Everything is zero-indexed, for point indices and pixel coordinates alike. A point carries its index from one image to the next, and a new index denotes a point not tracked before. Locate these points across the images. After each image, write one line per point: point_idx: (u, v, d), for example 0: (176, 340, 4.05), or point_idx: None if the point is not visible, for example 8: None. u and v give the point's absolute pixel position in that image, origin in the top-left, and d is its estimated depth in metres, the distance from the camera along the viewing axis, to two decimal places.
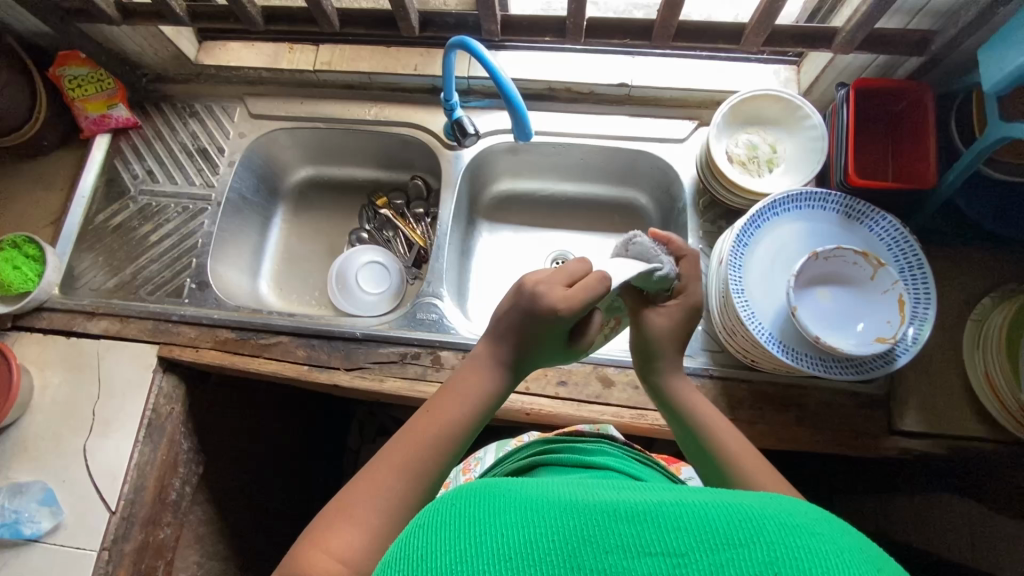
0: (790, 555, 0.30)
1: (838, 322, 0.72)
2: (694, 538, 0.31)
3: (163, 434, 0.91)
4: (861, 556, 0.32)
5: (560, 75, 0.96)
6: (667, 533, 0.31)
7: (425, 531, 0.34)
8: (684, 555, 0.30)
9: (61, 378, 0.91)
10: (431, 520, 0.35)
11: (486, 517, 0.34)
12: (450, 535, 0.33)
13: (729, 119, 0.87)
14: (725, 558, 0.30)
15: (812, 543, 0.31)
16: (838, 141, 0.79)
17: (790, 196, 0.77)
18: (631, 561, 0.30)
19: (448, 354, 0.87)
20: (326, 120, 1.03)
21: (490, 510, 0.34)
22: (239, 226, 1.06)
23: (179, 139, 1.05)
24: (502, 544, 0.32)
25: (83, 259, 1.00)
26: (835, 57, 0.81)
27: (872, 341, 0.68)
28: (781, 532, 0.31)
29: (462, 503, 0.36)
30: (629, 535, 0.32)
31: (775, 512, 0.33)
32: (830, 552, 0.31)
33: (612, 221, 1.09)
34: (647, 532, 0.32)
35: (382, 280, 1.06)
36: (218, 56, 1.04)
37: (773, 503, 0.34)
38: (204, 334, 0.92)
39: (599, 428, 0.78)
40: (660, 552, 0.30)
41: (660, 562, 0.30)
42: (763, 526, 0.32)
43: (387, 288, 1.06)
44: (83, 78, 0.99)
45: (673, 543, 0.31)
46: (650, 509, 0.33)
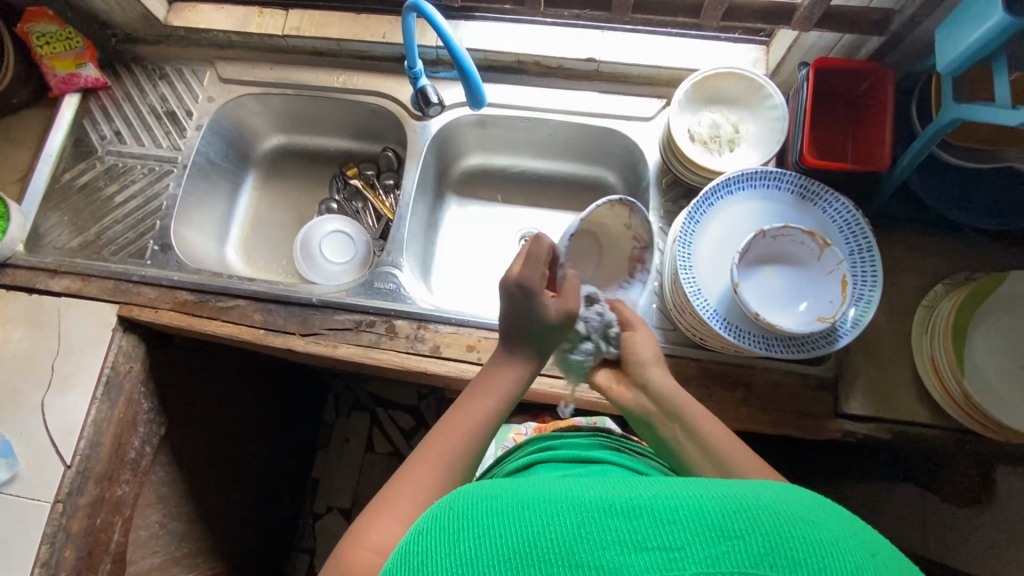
0: (782, 547, 0.33)
1: (780, 302, 0.72)
2: (688, 532, 0.34)
3: (121, 392, 0.92)
4: (853, 540, 0.34)
5: (529, 48, 0.94)
6: (664, 528, 0.34)
7: (426, 537, 0.37)
8: (680, 550, 0.33)
9: (22, 333, 0.92)
10: (438, 526, 0.38)
11: (484, 520, 0.37)
12: (459, 537, 0.36)
13: (693, 97, 0.86)
14: (718, 551, 0.33)
15: (802, 531, 0.34)
16: (796, 122, 0.78)
17: (745, 174, 0.76)
18: (628, 554, 0.34)
19: (402, 323, 0.87)
20: (296, 87, 1.03)
21: (491, 513, 0.37)
22: (206, 191, 1.06)
23: (147, 101, 1.05)
24: (507, 543, 0.35)
25: (49, 218, 1.00)
26: (800, 35, 0.80)
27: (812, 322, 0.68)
28: (773, 523, 0.34)
29: (462, 508, 0.39)
30: (625, 531, 0.35)
31: (768, 502, 0.36)
32: (817, 538, 0.34)
33: (581, 200, 1.09)
34: (644, 527, 0.35)
35: (347, 248, 1.06)
36: (187, 18, 1.02)
37: (766, 492, 0.37)
38: (164, 295, 0.92)
39: (596, 421, 0.85)
40: (656, 547, 0.34)
41: (658, 555, 0.33)
42: (757, 515, 0.35)
43: (351, 256, 1.05)
44: (51, 36, 1.00)
45: (670, 539, 0.34)
46: (645, 504, 0.36)
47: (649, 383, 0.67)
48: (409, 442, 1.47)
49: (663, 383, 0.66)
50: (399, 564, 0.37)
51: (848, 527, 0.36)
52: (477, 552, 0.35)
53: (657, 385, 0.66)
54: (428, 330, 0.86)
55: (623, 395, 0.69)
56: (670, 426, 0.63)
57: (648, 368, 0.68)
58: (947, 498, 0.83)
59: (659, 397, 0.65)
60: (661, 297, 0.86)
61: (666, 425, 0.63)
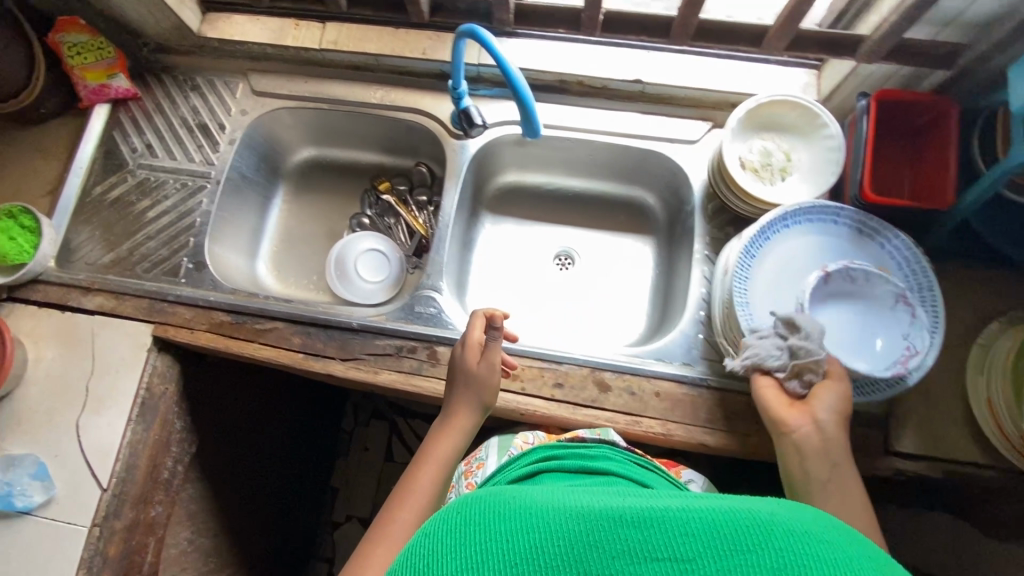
0: (799, 561, 0.32)
1: (887, 314, 0.69)
2: (701, 545, 0.33)
3: (156, 414, 0.90)
4: (871, 562, 0.33)
5: (573, 68, 0.92)
6: (677, 540, 0.33)
7: (432, 539, 0.38)
8: (693, 561, 0.32)
9: (56, 352, 0.91)
10: (447, 529, 0.38)
11: (493, 526, 0.37)
12: (467, 537, 0.36)
13: (745, 123, 0.84)
14: (732, 563, 0.32)
15: (818, 550, 0.33)
16: (855, 155, 0.76)
17: (802, 208, 0.74)
18: (638, 564, 0.33)
19: (444, 350, 0.86)
20: (331, 101, 1.01)
21: (501, 518, 0.37)
22: (239, 206, 1.04)
23: (179, 113, 1.03)
24: (515, 548, 0.35)
25: (80, 233, 0.98)
26: (858, 65, 0.79)
27: (895, 363, 0.67)
28: (786, 540, 0.33)
29: (471, 513, 0.39)
30: (635, 541, 0.34)
31: (782, 521, 0.35)
32: (832, 556, 0.32)
33: (618, 220, 1.07)
34: (655, 537, 0.34)
35: (381, 264, 1.05)
36: (221, 29, 1.00)
37: (781, 511, 0.37)
38: (200, 315, 0.91)
39: (599, 432, 0.77)
40: (668, 557, 0.33)
41: (669, 566, 0.32)
42: (770, 533, 0.34)
43: (385, 273, 1.05)
44: (81, 45, 0.97)
45: (682, 550, 0.33)
46: (657, 515, 0.35)
47: (821, 423, 0.64)
48: None
49: (834, 435, 0.63)
50: (405, 565, 0.37)
51: (861, 548, 0.35)
52: (483, 553, 0.35)
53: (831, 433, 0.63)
54: None
55: (787, 416, 0.66)
56: (825, 467, 0.62)
57: (820, 420, 0.64)
58: (991, 534, 0.82)
59: (829, 442, 0.63)
60: (709, 328, 0.85)
61: (822, 464, 0.62)
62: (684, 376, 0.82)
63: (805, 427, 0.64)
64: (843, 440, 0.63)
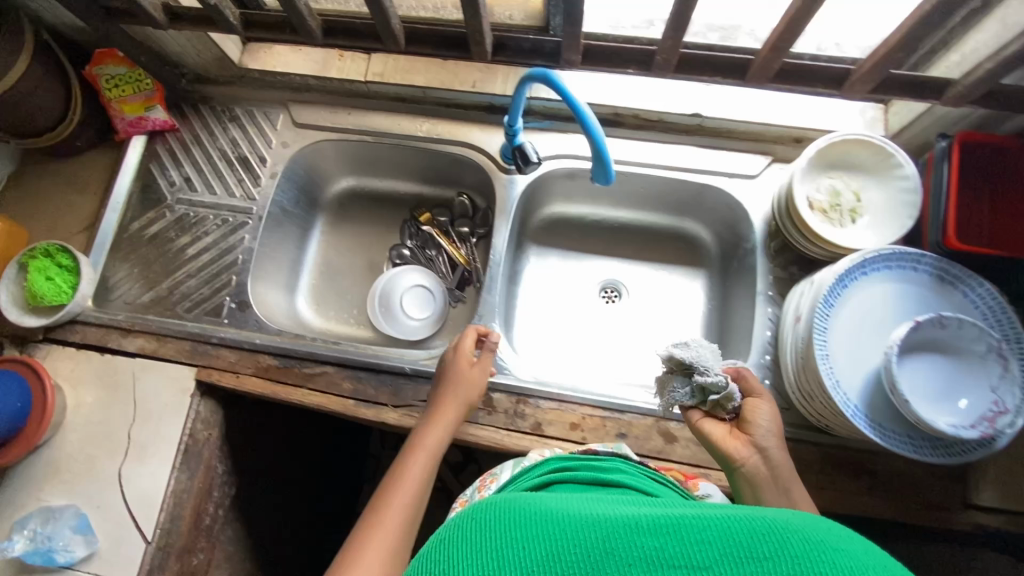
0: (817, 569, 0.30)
1: (975, 364, 0.65)
2: (717, 552, 0.31)
3: (200, 461, 0.87)
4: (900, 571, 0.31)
5: (629, 101, 0.90)
6: (690, 546, 0.32)
7: (447, 545, 0.37)
8: (707, 569, 0.31)
9: (95, 397, 0.88)
10: (462, 536, 0.37)
11: (505, 532, 0.36)
12: (480, 543, 0.35)
13: (814, 162, 0.81)
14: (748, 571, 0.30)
15: (841, 560, 0.30)
16: (935, 198, 0.74)
17: (881, 255, 0.72)
18: (654, 571, 0.31)
19: (500, 397, 0.82)
20: (375, 133, 0.98)
21: (514, 523, 0.36)
22: (279, 240, 1.01)
23: (218, 146, 1.00)
24: (526, 554, 0.34)
25: (118, 270, 0.96)
26: (933, 106, 0.76)
27: (982, 423, 0.63)
28: (805, 546, 0.31)
29: (487, 519, 0.38)
30: (651, 548, 0.32)
31: (801, 528, 0.33)
32: (858, 566, 0.30)
33: (667, 252, 1.04)
34: (670, 544, 0.32)
35: (425, 297, 1.04)
36: (263, 60, 0.97)
37: (802, 518, 0.34)
38: (245, 359, 0.88)
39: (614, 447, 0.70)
40: (684, 565, 0.31)
41: (683, 575, 0.31)
42: (788, 539, 0.32)
43: (427, 307, 1.03)
44: (120, 78, 0.94)
45: (698, 557, 0.31)
46: (673, 522, 0.34)
47: (768, 451, 0.67)
48: (456, 476, 1.37)
49: (780, 460, 0.67)
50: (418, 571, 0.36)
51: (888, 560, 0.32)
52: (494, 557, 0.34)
53: (775, 458, 0.66)
54: (528, 405, 0.81)
55: (734, 447, 0.68)
56: (779, 495, 0.64)
57: (763, 445, 0.67)
58: None
59: (776, 466, 0.66)
60: (776, 374, 0.82)
61: (776, 493, 0.65)
62: None
63: (753, 459, 0.66)
64: (786, 461, 0.67)
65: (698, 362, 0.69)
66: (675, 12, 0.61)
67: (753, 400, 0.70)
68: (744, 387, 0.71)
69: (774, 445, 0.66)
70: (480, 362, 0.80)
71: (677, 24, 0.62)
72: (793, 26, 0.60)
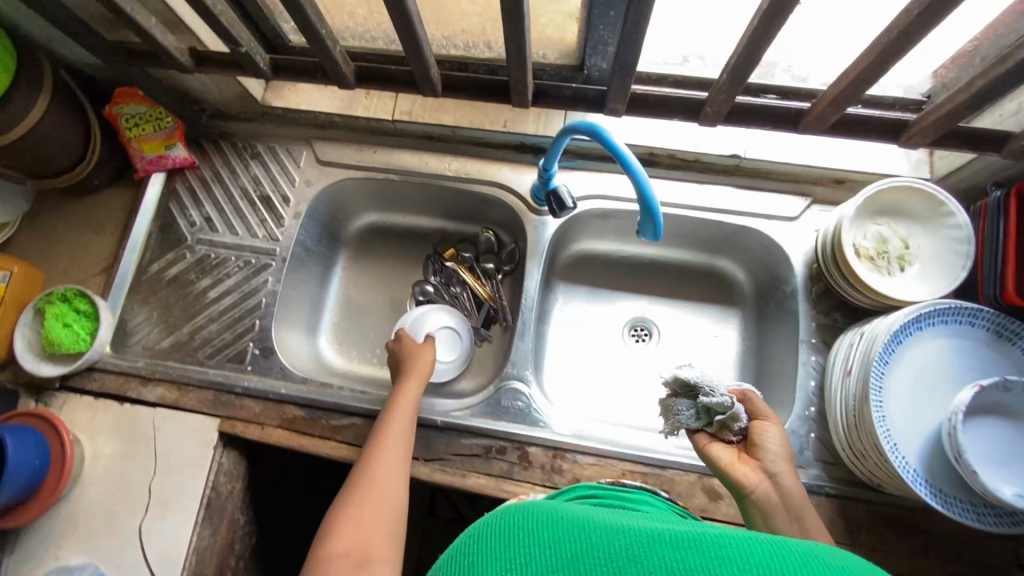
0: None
1: None
2: (739, 568, 0.29)
3: (223, 515, 0.84)
4: None
5: (664, 142, 0.87)
6: (712, 560, 0.30)
7: (471, 540, 0.35)
8: None
9: (114, 449, 0.85)
10: (486, 531, 0.35)
11: (525, 529, 0.34)
12: (504, 537, 0.34)
13: (860, 208, 0.79)
14: None
15: None
16: (989, 252, 0.72)
17: (937, 310, 0.69)
18: None
19: (537, 451, 0.79)
20: (401, 171, 0.95)
21: (535, 522, 0.35)
22: (301, 280, 0.98)
23: (239, 184, 0.97)
24: (544, 554, 0.32)
25: (136, 313, 0.93)
26: (976, 158, 0.74)
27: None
28: None
29: (508, 516, 0.36)
30: (670, 559, 0.30)
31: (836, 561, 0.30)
32: None
33: (701, 291, 1.01)
34: (689, 557, 0.30)
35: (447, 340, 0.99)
36: (287, 98, 0.95)
37: (840, 556, 0.31)
38: (270, 409, 0.85)
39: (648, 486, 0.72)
40: None
41: None
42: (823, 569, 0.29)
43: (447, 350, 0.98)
44: (140, 117, 0.92)
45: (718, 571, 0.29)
46: (706, 542, 0.31)
47: (778, 476, 0.64)
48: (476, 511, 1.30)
49: (792, 485, 0.63)
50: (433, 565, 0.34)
51: None
52: (513, 548, 0.33)
53: (787, 483, 0.63)
54: (566, 460, 0.78)
55: (742, 472, 0.65)
56: (793, 524, 0.61)
57: (772, 468, 0.64)
58: None
59: (787, 492, 0.63)
60: (821, 427, 0.80)
61: (791, 524, 0.61)
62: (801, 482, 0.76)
63: (762, 483, 0.63)
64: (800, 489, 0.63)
65: (701, 382, 0.67)
66: (735, 67, 0.59)
67: (761, 423, 0.67)
68: (751, 409, 0.68)
69: (782, 467, 0.63)
70: (427, 346, 0.88)
71: (735, 78, 0.61)
72: (857, 85, 0.57)
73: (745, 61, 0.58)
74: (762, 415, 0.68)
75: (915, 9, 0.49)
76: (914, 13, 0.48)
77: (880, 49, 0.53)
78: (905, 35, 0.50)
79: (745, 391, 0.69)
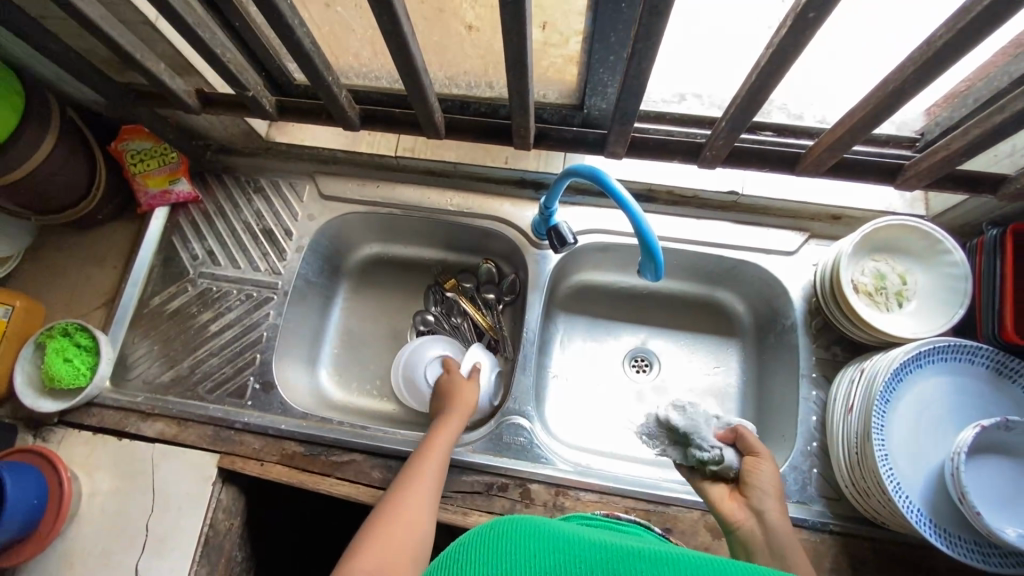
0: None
1: None
2: None
3: (220, 553, 0.83)
4: None
5: (663, 178, 0.88)
6: None
7: (468, 544, 0.39)
8: None
9: (112, 485, 0.84)
10: (484, 538, 0.39)
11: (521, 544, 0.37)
12: (498, 548, 0.37)
13: (859, 246, 0.79)
14: None
15: None
16: (986, 289, 0.73)
17: (937, 348, 0.69)
18: None
19: (538, 488, 0.79)
20: (403, 206, 0.97)
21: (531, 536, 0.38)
22: (302, 313, 0.99)
23: (243, 218, 0.98)
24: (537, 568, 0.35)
25: (137, 347, 0.93)
26: (968, 198, 0.76)
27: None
28: None
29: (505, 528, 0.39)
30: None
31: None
32: None
33: (700, 323, 1.01)
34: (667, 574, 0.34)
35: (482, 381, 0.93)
36: (293, 134, 0.97)
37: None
38: (270, 445, 0.84)
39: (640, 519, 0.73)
40: None
41: None
42: None
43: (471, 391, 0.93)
44: (145, 153, 0.94)
45: None
46: (676, 558, 0.35)
47: (764, 513, 0.62)
48: None
49: (778, 522, 0.61)
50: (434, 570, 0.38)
51: None
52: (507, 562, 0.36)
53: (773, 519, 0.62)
54: (568, 497, 0.78)
55: (730, 509, 0.65)
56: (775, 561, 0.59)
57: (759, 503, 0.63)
58: None
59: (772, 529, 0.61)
60: (824, 462, 0.79)
61: (771, 558, 0.59)
62: (802, 518, 0.76)
63: (748, 521, 0.63)
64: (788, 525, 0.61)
65: (694, 435, 0.69)
66: (734, 114, 0.61)
67: (753, 461, 0.66)
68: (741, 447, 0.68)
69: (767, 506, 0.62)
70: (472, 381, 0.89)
71: (736, 123, 0.62)
72: (854, 133, 0.58)
73: (743, 110, 0.60)
74: (756, 451, 0.67)
75: (908, 67, 0.50)
76: (909, 71, 0.50)
77: (876, 101, 0.54)
78: (900, 90, 0.52)
79: (735, 432, 0.69)
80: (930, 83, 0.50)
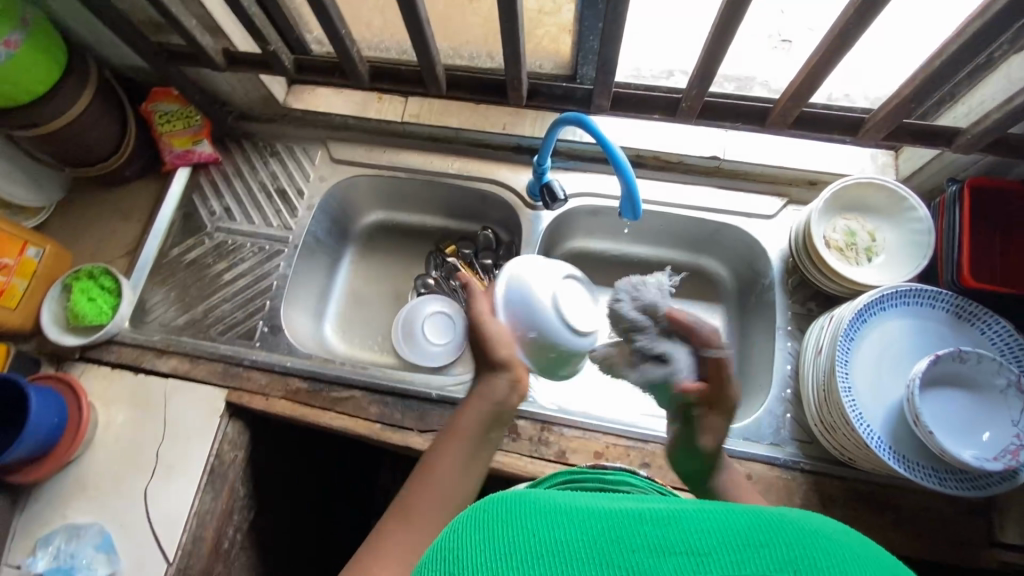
0: (808, 553, 0.29)
1: (993, 398, 0.67)
2: (715, 539, 0.31)
3: (224, 482, 0.88)
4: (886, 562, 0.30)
5: (650, 144, 0.95)
6: (692, 535, 0.31)
7: (453, 535, 0.35)
8: (707, 554, 0.30)
9: (125, 416, 0.90)
10: (468, 524, 0.36)
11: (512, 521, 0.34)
12: (487, 533, 0.34)
13: (830, 204, 0.85)
14: (748, 556, 0.29)
15: (832, 548, 0.30)
16: (946, 240, 0.77)
17: (900, 292, 0.74)
18: (658, 556, 0.30)
19: (524, 424, 0.83)
20: (408, 169, 1.04)
21: (518, 516, 0.35)
22: (311, 269, 1.05)
23: (259, 178, 1.05)
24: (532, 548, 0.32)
25: (155, 294, 0.99)
26: (941, 153, 0.80)
27: (1005, 456, 0.64)
28: (801, 536, 0.31)
29: (488, 511, 0.36)
30: (654, 538, 0.32)
31: (793, 518, 0.32)
32: (848, 555, 0.30)
33: (685, 287, 1.06)
34: (672, 534, 0.32)
35: (514, 287, 0.72)
36: (307, 101, 1.05)
37: (796, 513, 0.34)
38: (275, 381, 0.90)
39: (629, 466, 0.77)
40: (685, 551, 0.30)
41: (685, 560, 0.30)
42: (782, 527, 0.31)
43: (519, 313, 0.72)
44: (172, 114, 1.02)
45: (697, 543, 0.31)
46: (679, 518, 0.33)
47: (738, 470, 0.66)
48: None
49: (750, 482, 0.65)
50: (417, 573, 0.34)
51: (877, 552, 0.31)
52: (505, 549, 0.32)
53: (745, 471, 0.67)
54: (553, 432, 0.82)
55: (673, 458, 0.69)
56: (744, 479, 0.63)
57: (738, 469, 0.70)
58: None
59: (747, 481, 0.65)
60: (797, 408, 0.84)
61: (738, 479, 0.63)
62: (775, 458, 0.80)
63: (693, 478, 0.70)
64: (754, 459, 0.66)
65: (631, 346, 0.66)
66: (703, 64, 0.67)
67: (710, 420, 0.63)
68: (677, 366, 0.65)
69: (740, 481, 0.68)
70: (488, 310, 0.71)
71: (705, 73, 0.68)
72: (811, 79, 0.65)
73: (710, 58, 0.66)
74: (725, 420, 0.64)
75: (850, 9, 0.57)
76: (850, 14, 0.57)
77: (827, 44, 0.61)
78: (846, 32, 0.58)
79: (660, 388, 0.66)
80: (870, 23, 0.57)
